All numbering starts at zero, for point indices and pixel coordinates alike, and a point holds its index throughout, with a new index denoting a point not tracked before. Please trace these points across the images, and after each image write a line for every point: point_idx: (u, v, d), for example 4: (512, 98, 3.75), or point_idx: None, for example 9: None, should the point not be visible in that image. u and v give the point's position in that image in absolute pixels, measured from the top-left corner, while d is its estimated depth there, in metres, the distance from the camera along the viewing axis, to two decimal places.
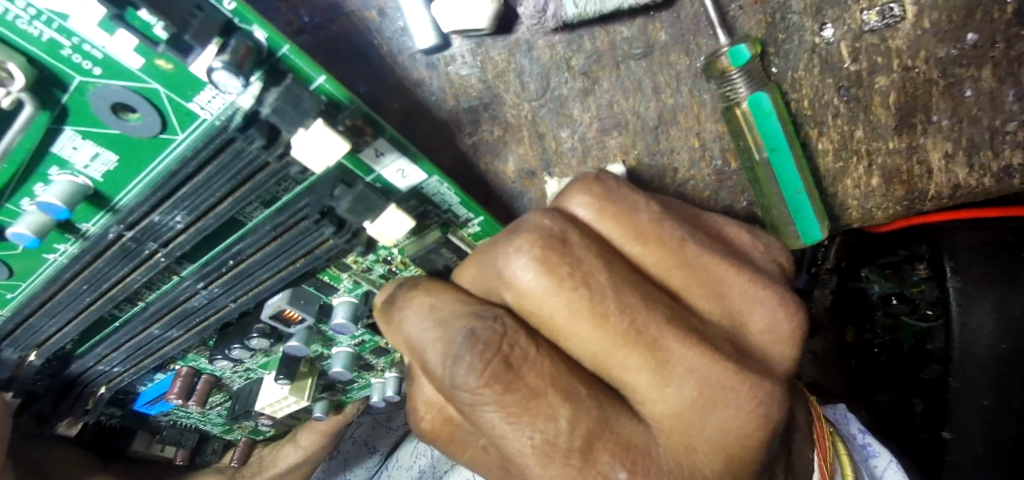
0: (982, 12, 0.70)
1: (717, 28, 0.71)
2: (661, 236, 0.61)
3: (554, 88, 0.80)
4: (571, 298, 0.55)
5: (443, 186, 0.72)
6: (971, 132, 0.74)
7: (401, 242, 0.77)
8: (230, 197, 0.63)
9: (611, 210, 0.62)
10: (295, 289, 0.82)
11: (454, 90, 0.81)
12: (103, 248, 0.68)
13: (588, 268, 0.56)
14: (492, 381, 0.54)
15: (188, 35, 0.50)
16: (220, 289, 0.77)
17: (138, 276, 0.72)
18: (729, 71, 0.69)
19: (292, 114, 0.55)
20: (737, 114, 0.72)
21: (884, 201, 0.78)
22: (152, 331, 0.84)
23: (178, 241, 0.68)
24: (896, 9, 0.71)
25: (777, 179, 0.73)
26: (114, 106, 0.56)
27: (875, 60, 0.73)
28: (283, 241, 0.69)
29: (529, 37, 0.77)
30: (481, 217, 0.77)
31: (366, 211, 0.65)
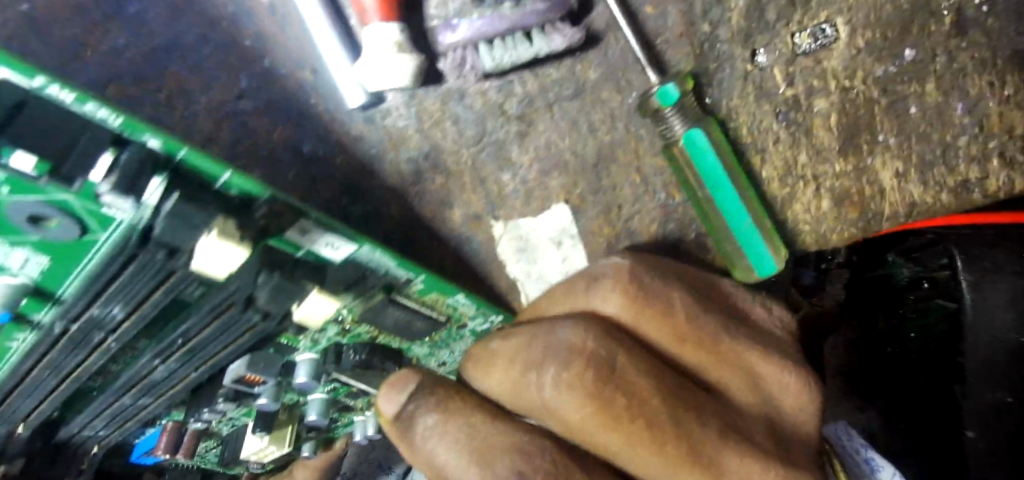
0: (917, 26, 0.68)
1: (648, 66, 0.71)
2: (666, 313, 0.60)
3: (491, 132, 0.80)
4: (628, 429, 0.51)
5: (377, 253, 0.69)
6: (921, 148, 0.71)
7: (349, 303, 0.75)
8: (160, 289, 0.59)
9: (634, 296, 0.60)
10: (248, 356, 0.81)
11: (393, 142, 0.81)
12: (55, 341, 0.71)
13: (631, 380, 0.53)
14: (471, 434, 0.53)
15: (65, 168, 0.48)
16: (174, 364, 0.78)
17: (95, 359, 0.74)
18: (660, 110, 0.67)
19: (184, 230, 0.53)
20: (675, 152, 0.71)
21: (839, 225, 0.75)
22: (125, 401, 0.86)
23: (121, 330, 0.68)
24: (828, 29, 0.70)
25: (721, 215, 0.70)
26: (30, 218, 0.56)
27: (812, 83, 0.72)
28: (221, 322, 0.67)
29: (460, 86, 0.77)
30: (423, 276, 0.73)
31: (286, 295, 0.65)
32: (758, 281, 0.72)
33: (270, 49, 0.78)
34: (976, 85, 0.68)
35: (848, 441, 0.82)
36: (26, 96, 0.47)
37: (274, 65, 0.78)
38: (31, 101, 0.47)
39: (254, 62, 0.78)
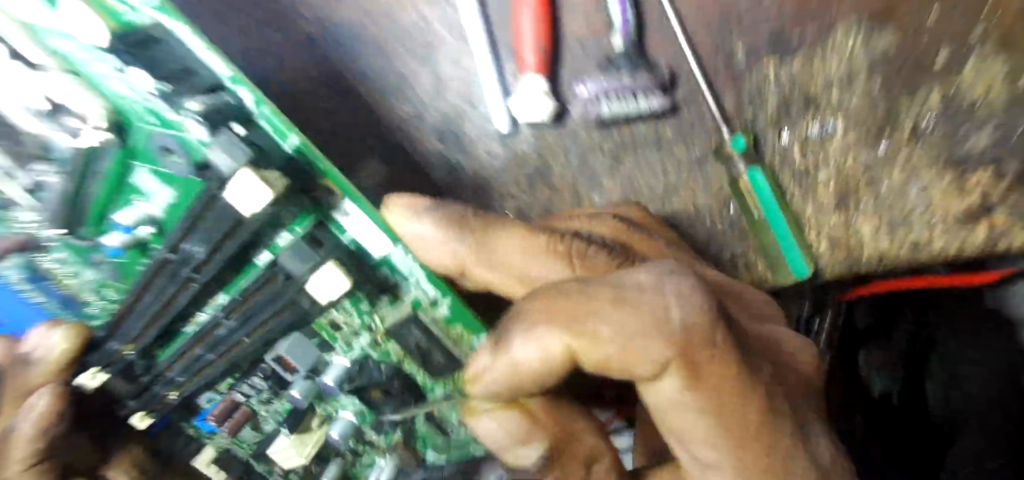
0: (890, 129, 1.01)
1: (721, 123, 1.03)
2: (640, 236, 0.90)
3: (590, 163, 1.10)
4: (687, 402, 0.58)
5: (410, 256, 0.75)
6: (889, 214, 1.03)
7: (378, 309, 0.76)
8: (218, 246, 0.65)
9: (611, 225, 0.91)
10: (295, 336, 0.75)
11: (517, 160, 1.12)
12: (153, 272, 0.68)
13: (721, 377, 0.57)
14: (576, 301, 0.61)
15: (180, 91, 0.62)
16: (237, 323, 0.70)
17: (183, 299, 0.68)
18: (732, 153, 1.02)
19: (221, 167, 0.61)
20: (739, 184, 1.03)
21: (834, 262, 1.05)
22: (171, 376, 0.74)
23: (210, 268, 0.66)
24: (830, 126, 1.02)
25: (772, 231, 1.02)
26: (162, 150, 0.66)
27: (819, 159, 1.04)
28: (263, 298, 0.70)
29: (574, 127, 1.09)
30: (448, 297, 0.76)
31: (304, 262, 0.67)
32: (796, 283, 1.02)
33: (442, 87, 1.12)
34: (929, 174, 1.01)
35: None
36: (191, 63, 0.63)
37: (443, 97, 1.12)
38: (193, 66, 0.63)
39: (428, 94, 1.12)
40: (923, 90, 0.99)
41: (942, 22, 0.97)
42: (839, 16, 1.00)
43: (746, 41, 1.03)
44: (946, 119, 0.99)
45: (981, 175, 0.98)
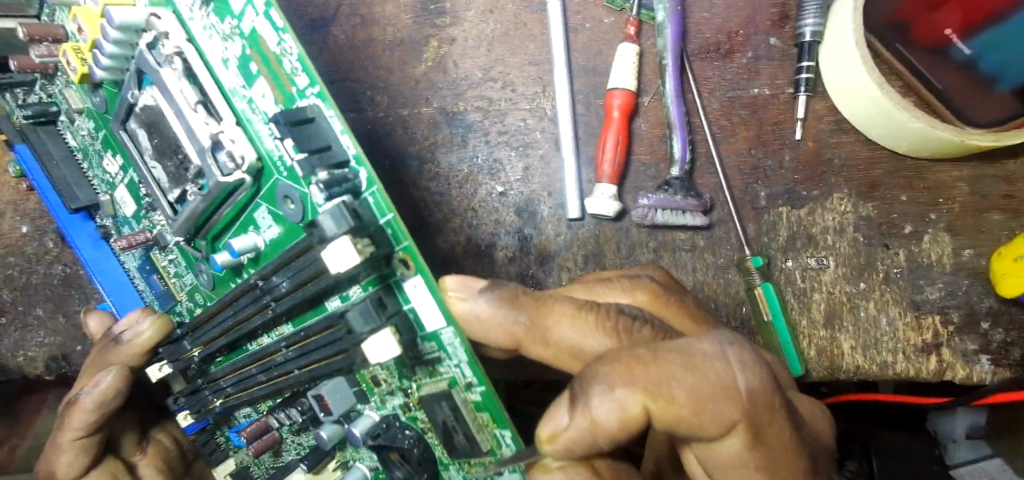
0: (868, 273, 1.32)
1: (745, 245, 1.33)
2: (663, 301, 1.04)
3: (636, 254, 1.38)
4: (742, 452, 0.69)
5: (455, 338, 0.89)
6: (863, 336, 1.32)
7: (421, 379, 0.95)
8: (294, 282, 0.87)
9: (641, 288, 1.05)
10: (339, 380, 0.95)
11: (579, 241, 1.40)
12: (242, 291, 0.95)
13: (769, 425, 0.68)
14: (649, 366, 0.69)
15: (316, 162, 0.83)
16: (292, 354, 0.96)
17: (253, 315, 0.95)
18: (751, 267, 1.30)
19: (337, 223, 0.79)
20: (754, 293, 1.30)
21: (818, 367, 1.33)
22: (246, 367, 1.04)
23: (286, 299, 0.90)
24: (823, 261, 1.34)
25: (777, 334, 1.30)
26: (285, 198, 0.90)
27: (814, 285, 1.34)
28: (320, 339, 0.91)
29: (628, 226, 1.38)
30: (484, 387, 0.91)
31: (370, 322, 0.84)
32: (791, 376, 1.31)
33: (530, 177, 1.42)
34: (895, 311, 1.31)
35: None
36: (333, 145, 0.86)
37: (529, 184, 1.41)
38: (332, 145, 0.86)
39: (518, 180, 1.42)
40: (894, 248, 1.32)
41: (910, 203, 1.31)
42: (837, 185, 1.33)
43: (767, 189, 1.35)
44: (909, 272, 1.31)
45: (934, 317, 1.30)
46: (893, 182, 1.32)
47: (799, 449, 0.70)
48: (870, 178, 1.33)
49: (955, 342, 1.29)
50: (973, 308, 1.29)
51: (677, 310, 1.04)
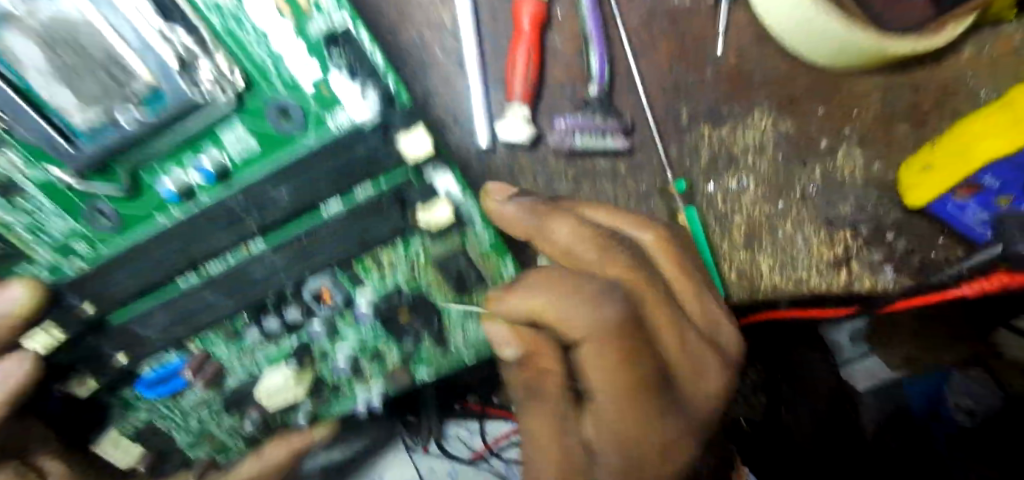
0: (785, 192, 1.30)
1: (666, 168, 1.25)
2: (644, 271, 1.05)
3: (554, 186, 1.25)
4: (604, 354, 0.95)
5: (472, 208, 1.00)
6: (780, 256, 1.31)
7: (429, 244, 1.04)
8: (303, 183, 0.91)
9: (665, 242, 1.13)
10: (333, 272, 1.07)
11: (490, 173, 1.23)
12: (216, 210, 0.94)
13: (636, 340, 0.97)
14: (628, 361, 0.95)
15: (341, 71, 0.85)
16: (281, 262, 1.00)
17: (226, 237, 0.96)
18: (674, 192, 1.24)
19: (391, 118, 0.87)
20: (678, 218, 1.24)
21: (738, 290, 1.31)
22: (206, 294, 1.04)
23: (273, 213, 0.94)
24: (744, 182, 1.29)
25: (699, 260, 1.22)
26: (279, 112, 0.89)
27: (734, 207, 1.30)
28: (352, 225, 0.97)
29: (544, 155, 1.24)
30: (495, 235, 1.05)
31: (429, 196, 0.96)
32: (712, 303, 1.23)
33: (433, 102, 1.23)
34: (809, 229, 1.31)
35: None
36: (343, 36, 0.85)
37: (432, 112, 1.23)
38: (342, 37, 0.85)
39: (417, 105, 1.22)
40: (811, 165, 1.29)
41: (828, 117, 1.27)
42: (756, 99, 1.27)
43: (688, 108, 1.27)
44: (824, 188, 1.30)
45: (845, 232, 1.31)
46: (812, 96, 1.27)
47: (643, 360, 0.97)
48: (790, 93, 1.27)
49: (862, 254, 1.32)
50: (880, 220, 1.31)
51: (683, 280, 1.11)
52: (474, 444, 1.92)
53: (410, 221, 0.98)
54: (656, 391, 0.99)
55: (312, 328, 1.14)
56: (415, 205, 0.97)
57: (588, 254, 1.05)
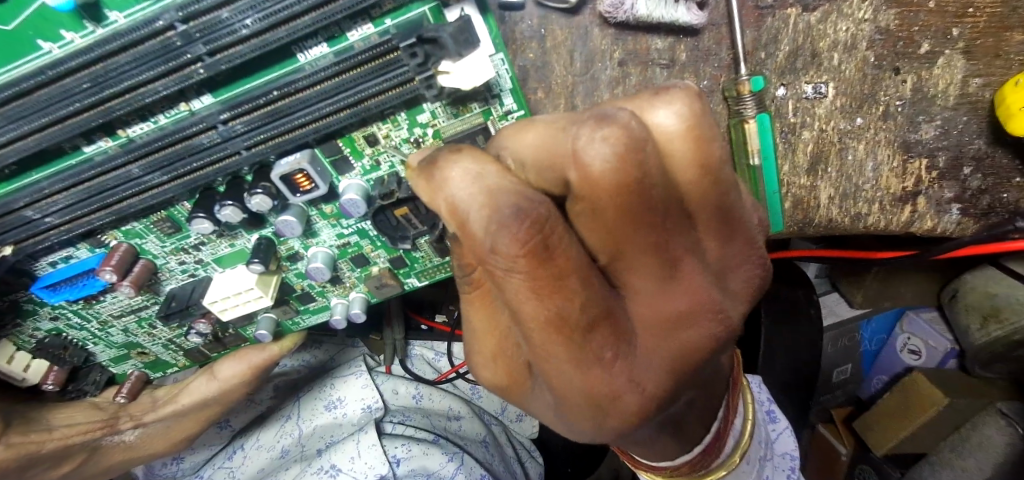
0: (867, 107, 1.06)
1: (742, 59, 0.95)
2: (640, 180, 0.61)
3: (595, 71, 0.97)
4: (527, 277, 0.62)
5: (502, 68, 0.78)
6: (845, 184, 1.09)
7: (440, 123, 0.83)
8: (315, 11, 0.65)
9: (698, 131, 0.65)
10: (313, 152, 0.81)
11: (515, 47, 0.94)
12: (141, 38, 0.65)
13: (558, 259, 0.62)
14: (543, 299, 0.63)
15: None
16: (243, 128, 0.75)
17: (162, 86, 0.68)
18: (747, 92, 0.93)
19: None
20: (745, 126, 0.95)
21: (789, 221, 1.12)
22: (130, 168, 0.76)
23: (233, 51, 0.67)
24: (822, 88, 1.05)
25: (764, 181, 0.97)
26: None
27: (805, 119, 1.06)
28: (340, 80, 0.72)
29: (587, 24, 0.95)
30: (522, 112, 0.83)
31: (464, 43, 0.68)
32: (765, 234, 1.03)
33: None
34: (883, 154, 1.08)
35: (759, 392, 1.34)
36: None
37: None
38: None
39: None
40: (903, 73, 1.05)
41: (936, 12, 1.03)
42: None
43: None
44: (911, 105, 1.06)
45: (921, 162, 1.09)
46: None
47: (581, 292, 0.64)
48: None
49: (931, 190, 1.11)
50: (960, 151, 1.09)
51: (711, 196, 0.68)
52: (440, 366, 1.75)
53: (428, 83, 0.71)
54: (599, 342, 0.67)
55: (281, 218, 0.84)
56: (446, 57, 0.68)
57: (577, 167, 0.61)
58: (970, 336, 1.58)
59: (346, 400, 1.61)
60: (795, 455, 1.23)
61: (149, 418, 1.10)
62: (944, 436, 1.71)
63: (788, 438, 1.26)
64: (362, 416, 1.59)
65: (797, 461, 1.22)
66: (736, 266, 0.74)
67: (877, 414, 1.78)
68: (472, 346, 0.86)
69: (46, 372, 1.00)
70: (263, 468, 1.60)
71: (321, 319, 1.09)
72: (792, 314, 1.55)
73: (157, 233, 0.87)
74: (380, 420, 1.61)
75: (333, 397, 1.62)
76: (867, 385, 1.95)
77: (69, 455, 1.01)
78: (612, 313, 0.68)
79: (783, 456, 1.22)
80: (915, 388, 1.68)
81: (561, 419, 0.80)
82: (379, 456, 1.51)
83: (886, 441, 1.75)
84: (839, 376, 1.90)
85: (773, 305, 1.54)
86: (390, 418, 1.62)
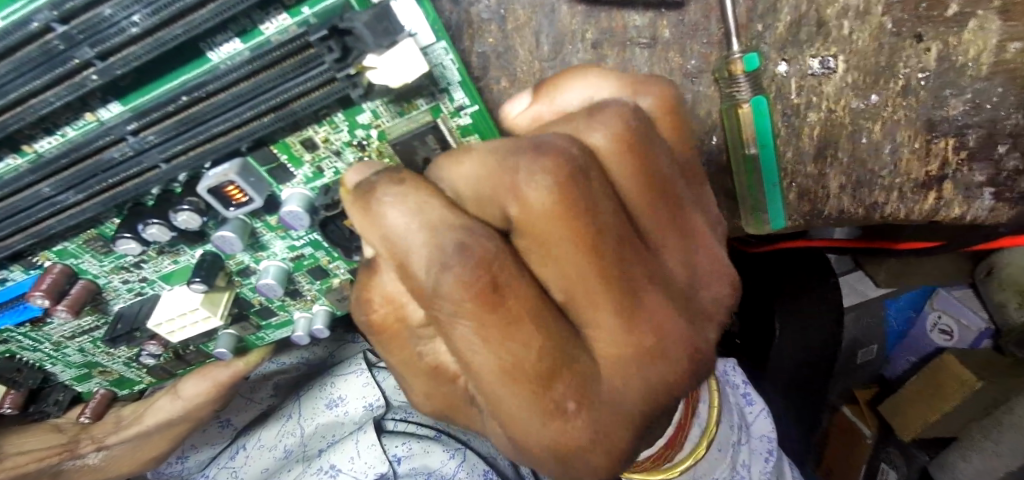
0: (884, 81, 0.92)
1: (733, 35, 0.83)
2: (589, 208, 0.55)
3: (565, 55, 0.86)
4: (476, 324, 0.54)
5: (447, 58, 0.68)
6: (859, 171, 0.97)
7: (384, 123, 0.73)
8: (211, 3, 0.55)
9: (638, 148, 0.60)
10: (244, 161, 0.72)
11: (472, 31, 0.83)
12: (21, 43, 0.57)
13: (508, 302, 0.54)
14: (495, 347, 0.55)
15: None
16: (156, 139, 0.66)
17: (55, 96, 0.61)
18: (740, 72, 0.81)
19: None
20: (738, 111, 0.83)
21: (795, 214, 1.01)
22: (40, 188, 0.69)
23: (126, 53, 0.58)
24: (830, 62, 0.92)
25: (762, 172, 0.85)
26: None
27: (811, 98, 0.94)
28: (257, 81, 0.63)
29: (554, 2, 0.84)
30: (476, 107, 0.74)
31: (386, 34, 0.57)
32: (767, 230, 0.92)
33: None
34: (903, 135, 0.94)
35: (732, 375, 1.23)
36: None
37: None
38: None
39: None
40: (926, 41, 0.90)
41: None
42: None
43: None
44: (935, 78, 0.92)
45: (947, 142, 0.94)
46: None
47: (538, 336, 0.55)
48: None
49: (959, 172, 0.95)
50: (995, 126, 0.93)
51: (663, 213, 0.62)
52: None
53: (353, 82, 0.61)
54: (562, 391, 0.58)
55: (218, 234, 0.77)
56: (368, 50, 0.58)
57: (517, 198, 0.55)
58: (1006, 315, 1.50)
59: (347, 398, 1.48)
60: (772, 437, 1.17)
61: (111, 440, 1.11)
62: (976, 420, 1.56)
63: (766, 420, 1.19)
64: (363, 414, 1.47)
65: (775, 443, 1.16)
66: (702, 279, 0.65)
67: (903, 399, 1.64)
68: (416, 391, 0.74)
69: (6, 394, 0.97)
70: (267, 468, 1.49)
71: (285, 333, 1.04)
72: (803, 313, 1.41)
73: (92, 253, 0.81)
74: (381, 418, 1.48)
75: (333, 395, 1.49)
76: (890, 365, 1.80)
77: None
78: (576, 357, 0.59)
79: (761, 438, 1.17)
80: (942, 368, 1.55)
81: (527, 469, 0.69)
82: (379, 455, 1.38)
83: (912, 424, 1.62)
84: (862, 357, 1.77)
85: (787, 299, 1.41)
86: (392, 415, 1.50)
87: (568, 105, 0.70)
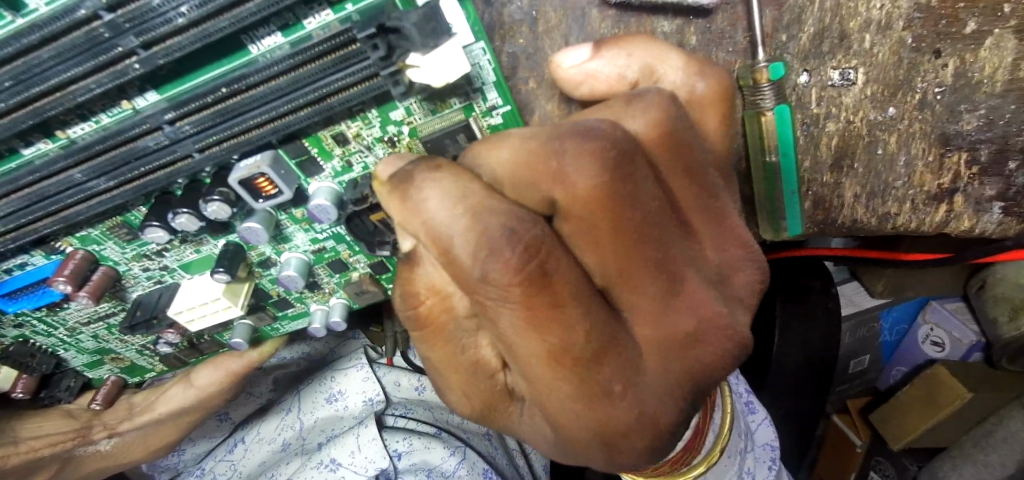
0: (901, 95, 0.94)
1: (760, 45, 0.84)
2: (631, 193, 0.56)
3: None
4: (525, 308, 0.54)
5: (484, 58, 0.69)
6: (873, 182, 0.99)
7: (416, 120, 0.74)
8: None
9: (671, 137, 0.61)
10: (275, 153, 0.72)
11: (503, 31, 0.84)
12: (66, 29, 0.57)
13: (555, 287, 0.54)
14: (543, 330, 0.55)
15: None
16: (192, 129, 0.67)
17: (94, 84, 0.61)
18: (764, 81, 0.82)
19: None
20: (761, 120, 0.84)
21: (809, 222, 1.04)
22: (73, 173, 0.69)
23: (171, 42, 0.58)
24: (851, 75, 0.94)
25: (782, 181, 0.87)
26: None
27: (830, 109, 0.96)
28: (296, 75, 0.63)
29: (584, 5, 0.85)
30: (508, 107, 0.74)
31: (431, 33, 0.58)
32: (784, 237, 0.94)
33: None
34: (918, 147, 0.96)
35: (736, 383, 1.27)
36: None
37: None
38: None
39: None
40: (945, 56, 0.92)
41: None
42: None
43: None
44: (952, 93, 0.93)
45: (960, 156, 0.95)
46: None
47: (584, 320, 0.56)
48: None
49: (971, 186, 0.97)
50: (1006, 142, 0.93)
51: (693, 200, 0.64)
52: None
53: (394, 79, 0.61)
54: (607, 373, 0.59)
55: (245, 226, 0.77)
56: (412, 48, 0.59)
57: (561, 184, 0.56)
58: (997, 329, 1.49)
59: (347, 392, 1.48)
60: (775, 445, 1.18)
61: (124, 427, 1.11)
62: (970, 430, 1.60)
63: (768, 429, 1.21)
64: (364, 409, 1.46)
65: (777, 452, 1.18)
66: (733, 265, 0.67)
67: (897, 408, 1.68)
68: (443, 380, 0.74)
69: (17, 380, 0.97)
70: (267, 461, 1.49)
71: (300, 326, 1.04)
72: (806, 316, 1.43)
73: (117, 240, 0.81)
74: (381, 413, 1.48)
75: (333, 389, 1.49)
76: (884, 376, 1.85)
77: (41, 466, 1.04)
78: (619, 341, 0.59)
79: (764, 447, 1.18)
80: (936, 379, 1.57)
81: (561, 455, 0.70)
82: (380, 450, 1.37)
83: (907, 432, 1.65)
84: (856, 368, 1.80)
85: (791, 305, 1.42)
86: (391, 411, 1.50)
87: (627, 66, 0.71)
